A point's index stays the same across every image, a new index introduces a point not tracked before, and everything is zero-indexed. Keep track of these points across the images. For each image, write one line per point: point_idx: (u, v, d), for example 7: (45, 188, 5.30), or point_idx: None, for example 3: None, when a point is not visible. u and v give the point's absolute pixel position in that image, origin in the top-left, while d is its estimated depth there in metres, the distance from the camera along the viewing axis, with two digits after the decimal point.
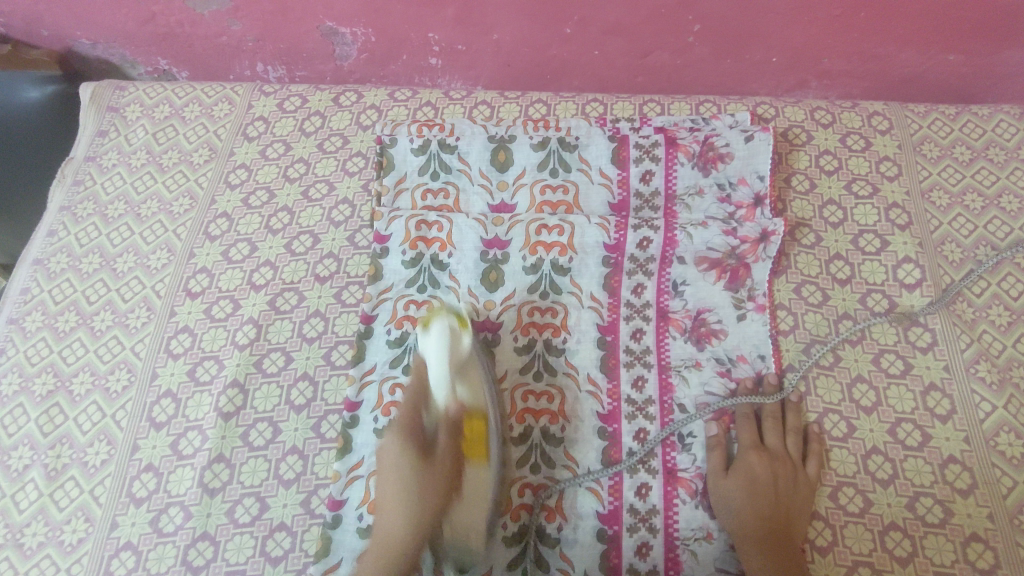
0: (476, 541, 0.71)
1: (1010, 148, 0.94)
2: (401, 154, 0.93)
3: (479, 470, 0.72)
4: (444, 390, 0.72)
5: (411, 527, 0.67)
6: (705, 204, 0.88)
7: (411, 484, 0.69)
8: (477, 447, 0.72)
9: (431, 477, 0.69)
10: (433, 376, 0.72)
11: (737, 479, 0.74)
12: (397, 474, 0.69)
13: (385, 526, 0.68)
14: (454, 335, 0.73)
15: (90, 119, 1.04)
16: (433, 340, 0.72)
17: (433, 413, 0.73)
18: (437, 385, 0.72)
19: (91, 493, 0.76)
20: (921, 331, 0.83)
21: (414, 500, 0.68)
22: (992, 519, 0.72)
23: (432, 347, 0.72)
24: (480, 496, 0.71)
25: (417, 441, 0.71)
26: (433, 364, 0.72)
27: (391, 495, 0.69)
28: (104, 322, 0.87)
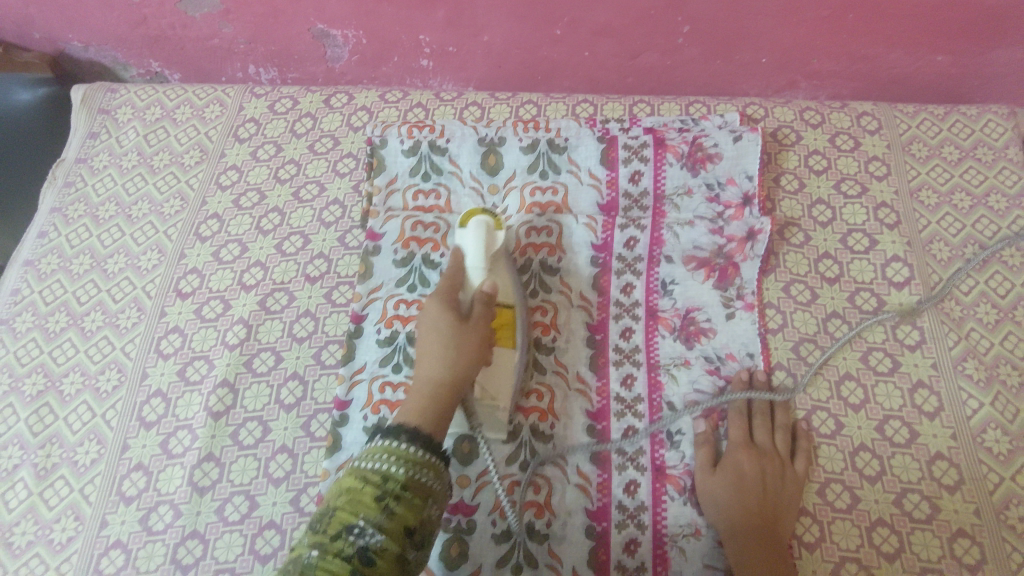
0: (498, 411, 0.77)
1: (998, 147, 0.94)
2: (391, 155, 0.93)
3: (507, 351, 0.78)
4: (482, 272, 0.76)
5: (451, 369, 0.69)
6: (694, 204, 0.88)
7: (453, 335, 0.70)
8: (506, 330, 0.78)
9: (472, 331, 0.71)
10: (472, 258, 0.76)
11: (724, 475, 0.74)
12: (434, 327, 0.72)
13: (425, 373, 0.70)
14: (491, 231, 0.78)
15: (81, 121, 1.04)
16: (472, 235, 0.77)
17: (469, 291, 0.76)
18: (475, 267, 0.76)
19: (81, 492, 0.76)
20: (909, 328, 0.83)
21: (453, 347, 0.70)
22: (979, 515, 0.72)
23: (471, 240, 0.77)
24: (507, 374, 0.77)
25: (457, 304, 0.74)
26: (472, 248, 0.77)
27: (429, 346, 0.71)
28: (94, 322, 0.87)
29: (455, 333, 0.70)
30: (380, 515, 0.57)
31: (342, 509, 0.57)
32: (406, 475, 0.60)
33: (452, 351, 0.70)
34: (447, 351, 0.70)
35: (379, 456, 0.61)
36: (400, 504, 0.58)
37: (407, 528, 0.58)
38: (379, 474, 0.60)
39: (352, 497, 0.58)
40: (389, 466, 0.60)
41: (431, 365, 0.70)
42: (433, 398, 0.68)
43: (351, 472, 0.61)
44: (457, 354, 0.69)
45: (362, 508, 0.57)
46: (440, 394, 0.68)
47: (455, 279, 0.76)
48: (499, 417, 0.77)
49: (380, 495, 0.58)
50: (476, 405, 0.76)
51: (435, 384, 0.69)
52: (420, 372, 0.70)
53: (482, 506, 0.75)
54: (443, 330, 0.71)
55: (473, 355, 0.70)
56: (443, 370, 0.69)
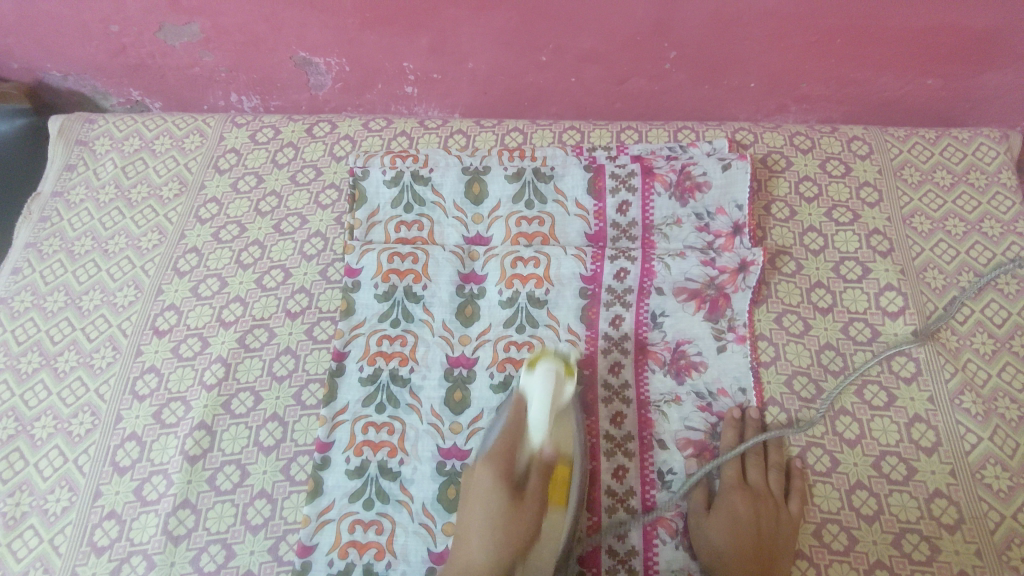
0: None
1: (990, 172, 0.93)
2: (373, 186, 0.91)
3: (557, 514, 0.71)
4: (542, 430, 0.71)
5: (495, 551, 0.66)
6: (684, 234, 0.86)
7: (503, 512, 0.68)
8: (558, 493, 0.72)
9: (524, 510, 0.69)
10: (534, 415, 0.71)
11: (720, 518, 0.71)
12: (484, 496, 0.69)
13: (465, 554, 0.67)
14: (558, 381, 0.73)
15: (58, 152, 1.02)
16: (536, 380, 0.73)
17: (528, 453, 0.72)
18: (537, 426, 0.71)
19: (51, 543, 0.74)
20: (905, 360, 0.81)
21: (501, 528, 0.67)
22: (980, 555, 0.70)
23: (534, 387, 0.72)
24: (553, 538, 0.69)
25: (512, 471, 0.71)
26: (536, 403, 0.71)
27: (475, 523, 0.68)
28: (68, 362, 0.85)
29: (499, 507, 0.68)
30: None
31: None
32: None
33: (500, 531, 0.67)
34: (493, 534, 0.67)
35: None
36: None
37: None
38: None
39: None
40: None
41: (472, 545, 0.67)
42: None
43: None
44: (503, 538, 0.67)
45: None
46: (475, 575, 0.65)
47: (512, 438, 0.72)
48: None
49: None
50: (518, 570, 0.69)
51: (476, 566, 0.66)
52: (461, 545, 0.68)
53: None
54: (492, 509, 0.68)
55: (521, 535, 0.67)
56: (486, 552, 0.66)
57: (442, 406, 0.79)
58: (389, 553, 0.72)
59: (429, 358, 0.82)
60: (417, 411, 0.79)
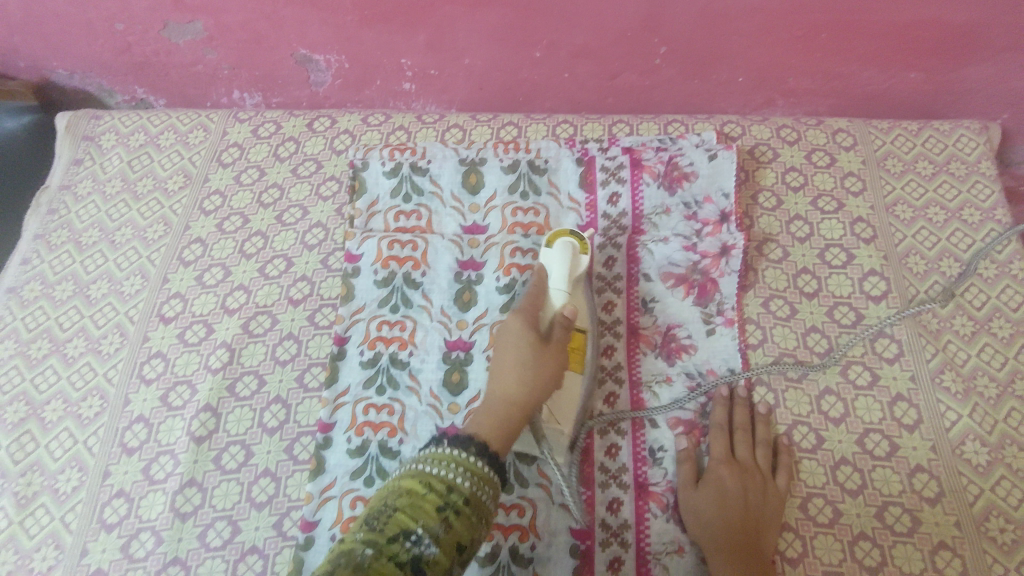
0: (560, 432, 0.76)
1: (970, 162, 0.96)
2: (372, 177, 0.94)
3: (576, 376, 0.76)
4: (563, 292, 0.76)
5: (530, 387, 0.67)
6: (673, 222, 0.89)
7: (536, 354, 0.69)
8: (575, 354, 0.77)
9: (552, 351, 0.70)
10: (556, 279, 0.76)
11: (709, 491, 0.74)
12: (514, 342, 0.70)
13: (499, 387, 0.68)
14: (574, 255, 0.79)
15: (65, 147, 1.04)
16: (557, 253, 0.78)
17: (550, 312, 0.75)
18: (559, 287, 0.76)
19: (62, 520, 0.76)
20: (888, 341, 0.84)
21: (532, 367, 0.68)
22: (960, 527, 0.73)
23: (556, 258, 0.78)
24: (572, 398, 0.76)
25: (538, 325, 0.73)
26: (557, 269, 0.77)
27: (509, 363, 0.69)
28: (77, 348, 0.87)
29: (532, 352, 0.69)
30: (440, 525, 0.54)
31: (403, 509, 0.54)
32: (469, 489, 0.58)
33: (533, 369, 0.68)
34: (527, 372, 0.68)
35: (443, 464, 0.58)
36: (459, 518, 0.55)
37: (460, 543, 0.54)
38: (444, 482, 0.57)
39: (414, 499, 0.55)
40: (455, 476, 0.58)
41: (508, 382, 0.68)
42: (513, 416, 0.66)
43: (413, 471, 0.58)
44: (536, 376, 0.68)
45: (423, 513, 0.54)
46: (517, 409, 0.66)
47: (536, 300, 0.75)
48: (563, 435, 0.76)
49: (443, 504, 0.55)
50: (542, 424, 0.75)
51: (516, 400, 0.67)
52: (497, 386, 0.68)
53: None
54: (524, 351, 0.69)
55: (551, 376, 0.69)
56: (521, 386, 0.67)
57: (440, 388, 0.82)
58: None
59: (428, 343, 0.84)
60: (416, 393, 0.81)
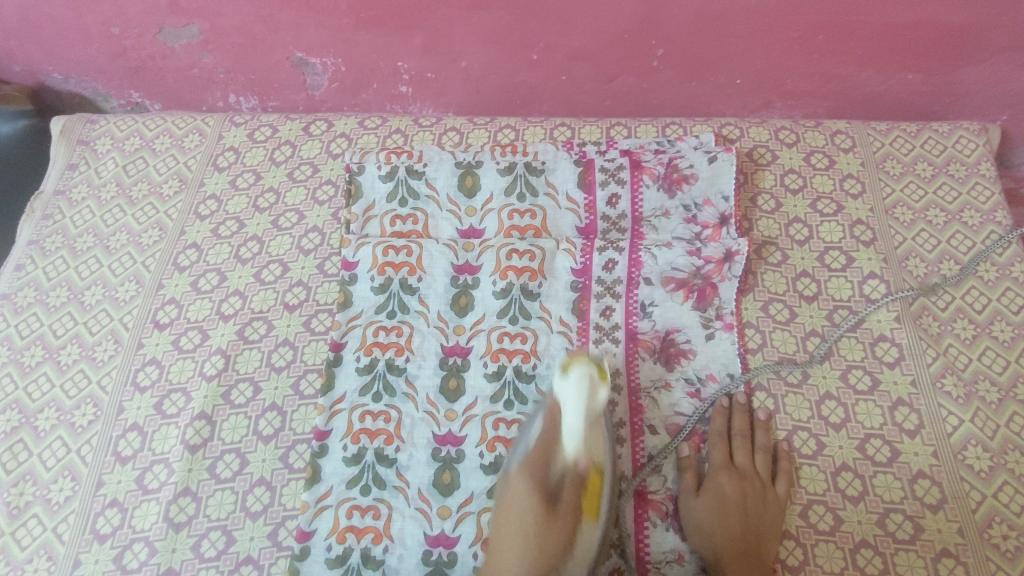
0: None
1: (970, 163, 0.95)
2: (368, 182, 0.93)
3: (589, 527, 0.70)
4: (577, 441, 0.71)
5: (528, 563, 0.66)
6: (672, 225, 0.88)
7: (537, 520, 0.68)
8: (588, 503, 0.71)
9: (558, 520, 0.69)
10: (568, 420, 0.72)
11: (708, 500, 0.73)
12: (519, 507, 0.69)
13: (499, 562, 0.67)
14: (592, 388, 0.73)
15: (59, 152, 1.04)
16: (572, 387, 0.73)
17: (560, 463, 0.72)
18: (571, 432, 0.72)
19: (55, 531, 0.75)
20: (888, 345, 0.83)
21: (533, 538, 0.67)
22: (962, 534, 0.72)
23: (570, 394, 0.73)
24: (585, 552, 0.70)
25: (545, 480, 0.71)
26: (571, 408, 0.72)
27: (511, 532, 0.68)
28: (71, 355, 0.87)
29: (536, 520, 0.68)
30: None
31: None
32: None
33: (535, 544, 0.67)
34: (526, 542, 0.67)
35: None
36: None
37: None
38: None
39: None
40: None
41: (510, 555, 0.66)
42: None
43: None
44: (536, 547, 0.67)
45: None
46: None
47: (546, 450, 0.72)
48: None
49: None
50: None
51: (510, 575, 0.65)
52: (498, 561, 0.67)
53: (463, 538, 0.73)
54: (525, 517, 0.68)
55: (554, 550, 0.67)
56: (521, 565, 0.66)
57: (437, 395, 0.81)
58: (386, 537, 0.74)
59: (425, 349, 0.83)
60: (413, 400, 0.80)
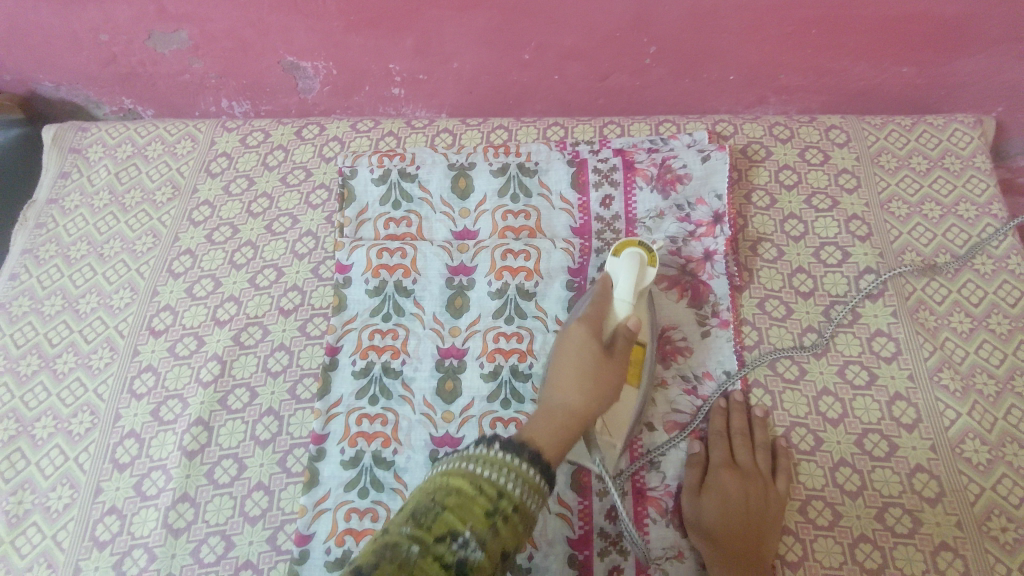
0: (611, 445, 0.75)
1: (965, 156, 0.95)
2: (361, 185, 0.93)
3: (632, 390, 0.76)
4: (629, 305, 0.73)
5: (590, 400, 0.68)
6: (666, 225, 0.88)
7: (595, 365, 0.70)
8: (634, 370, 0.76)
9: (614, 367, 0.70)
10: (621, 290, 0.73)
11: (710, 497, 0.73)
12: (576, 356, 0.71)
13: (560, 399, 0.68)
14: (642, 267, 0.75)
15: (52, 161, 1.04)
16: (624, 266, 0.75)
17: (612, 322, 0.73)
18: (623, 299, 0.73)
19: (53, 539, 0.75)
20: (885, 340, 0.83)
21: (594, 378, 0.69)
22: (961, 527, 0.72)
23: (622, 272, 0.74)
24: (627, 409, 0.76)
25: (600, 334, 0.72)
26: (623, 281, 0.74)
27: (571, 373, 0.70)
28: (67, 363, 0.86)
29: (596, 364, 0.70)
30: (487, 531, 0.53)
31: (451, 510, 0.53)
32: (521, 496, 0.57)
33: (593, 387, 0.69)
34: (586, 384, 0.69)
35: (491, 465, 0.58)
36: (505, 526, 0.54)
37: (503, 550, 0.54)
38: (494, 486, 0.56)
39: (462, 501, 0.54)
40: (505, 480, 0.57)
41: (570, 396, 0.68)
42: (564, 429, 0.66)
43: (462, 470, 0.57)
44: (595, 385, 0.69)
45: (471, 520, 0.53)
46: (573, 425, 0.67)
47: (600, 307, 0.74)
48: (615, 448, 0.76)
49: (490, 509, 0.54)
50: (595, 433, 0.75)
51: (575, 410, 0.67)
52: (554, 396, 0.69)
53: None
54: (583, 357, 0.70)
55: (612, 387, 0.69)
56: (584, 401, 0.68)
57: (434, 397, 0.81)
58: None
59: (421, 351, 0.83)
60: (409, 402, 0.80)
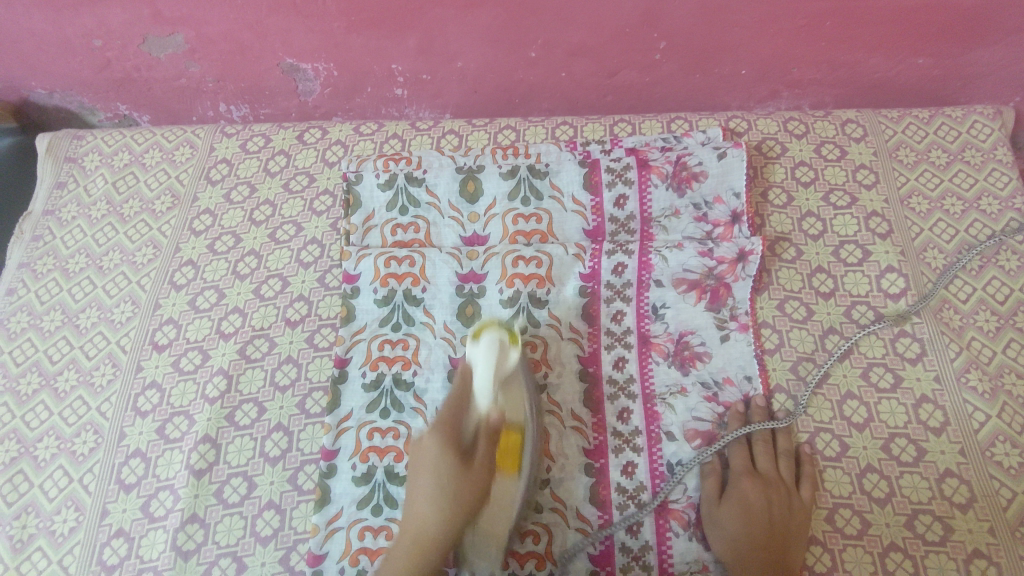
0: (492, 547, 0.71)
1: (985, 149, 0.93)
2: (367, 190, 0.90)
3: (507, 480, 0.72)
4: (489, 399, 0.71)
5: (443, 525, 0.67)
6: (683, 225, 0.86)
7: (450, 483, 0.68)
8: (509, 459, 0.72)
9: (472, 480, 0.68)
10: (479, 383, 0.71)
11: (732, 508, 0.71)
12: (433, 470, 0.69)
13: (415, 517, 0.68)
14: (503, 351, 0.72)
15: (47, 170, 1.01)
16: (482, 352, 0.72)
17: (473, 419, 0.72)
18: (482, 394, 0.71)
19: (59, 564, 0.73)
20: (909, 341, 0.81)
21: (448, 500, 0.67)
22: (994, 533, 0.70)
23: (481, 357, 0.72)
24: (503, 506, 0.71)
25: (457, 442, 0.70)
26: (480, 373, 0.71)
27: (422, 493, 0.68)
28: (68, 381, 0.84)
29: (451, 482, 0.68)
30: None
31: None
32: None
33: (446, 508, 0.67)
34: (438, 502, 0.67)
35: None
36: None
37: None
38: None
39: None
40: None
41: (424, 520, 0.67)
42: (417, 555, 0.66)
43: None
44: (444, 508, 0.67)
45: None
46: (429, 555, 0.66)
47: (457, 406, 0.72)
48: (492, 551, 0.71)
49: None
50: (467, 539, 0.71)
51: (422, 537, 0.67)
52: (411, 512, 0.68)
53: None
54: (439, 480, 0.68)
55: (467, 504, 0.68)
56: (435, 527, 0.67)
57: None
58: None
59: (433, 361, 0.81)
60: (422, 415, 0.78)
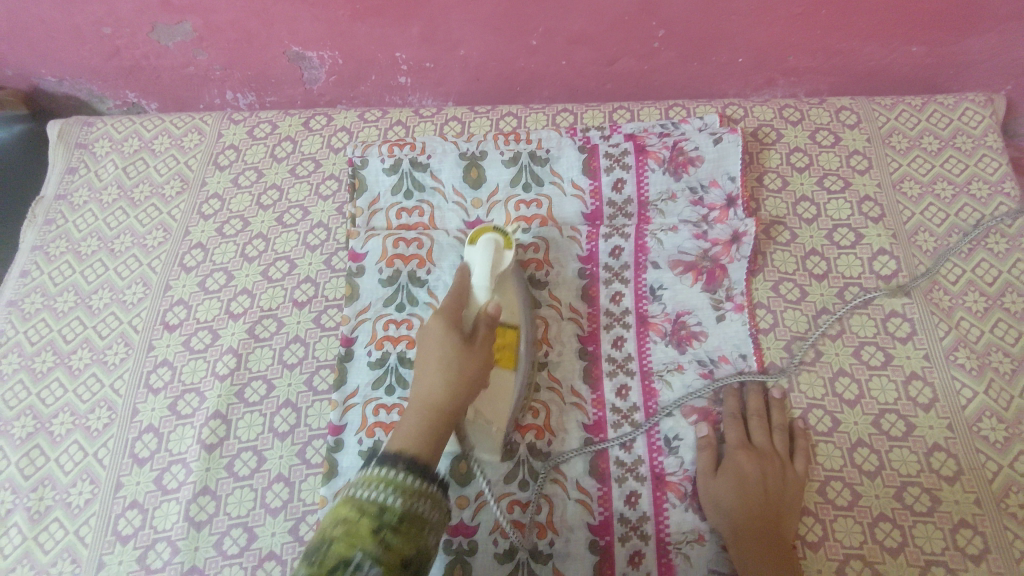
0: (492, 430, 0.75)
1: (976, 135, 0.95)
2: (372, 175, 0.93)
3: (506, 371, 0.76)
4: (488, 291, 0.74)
5: (452, 389, 0.65)
6: (679, 208, 0.88)
7: (459, 354, 0.66)
8: (506, 353, 0.76)
9: (474, 356, 0.67)
10: (478, 277, 0.74)
11: (728, 479, 0.73)
12: (438, 343, 0.67)
13: (422, 390, 0.65)
14: (498, 252, 0.77)
15: (58, 156, 1.03)
16: (479, 251, 0.76)
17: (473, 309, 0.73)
18: (482, 286, 0.74)
19: (76, 535, 0.75)
20: (900, 320, 0.83)
21: (457, 368, 0.65)
22: (980, 504, 0.72)
23: (479, 256, 0.76)
24: (502, 394, 0.75)
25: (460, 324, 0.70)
26: (479, 269, 0.75)
27: (431, 366, 0.66)
28: (81, 360, 0.86)
29: (457, 352, 0.66)
30: (378, 546, 0.52)
31: (339, 539, 0.52)
32: (404, 505, 0.55)
33: (458, 373, 0.65)
34: (450, 374, 0.65)
35: (372, 487, 0.56)
36: (398, 535, 0.53)
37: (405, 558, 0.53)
38: (376, 504, 0.55)
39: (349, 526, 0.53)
40: (386, 495, 0.55)
41: (429, 384, 0.65)
42: (429, 416, 0.63)
43: (347, 500, 0.56)
44: (460, 382, 0.65)
45: (360, 540, 0.52)
46: (442, 421, 0.63)
47: (458, 297, 0.73)
48: (491, 437, 0.75)
49: (378, 525, 0.53)
50: (468, 424, 0.74)
51: (434, 402, 0.64)
52: (418, 385, 0.66)
53: (482, 526, 0.75)
54: (445, 346, 0.67)
55: (474, 377, 0.66)
56: (444, 391, 0.64)
57: None
58: None
59: None
60: None
